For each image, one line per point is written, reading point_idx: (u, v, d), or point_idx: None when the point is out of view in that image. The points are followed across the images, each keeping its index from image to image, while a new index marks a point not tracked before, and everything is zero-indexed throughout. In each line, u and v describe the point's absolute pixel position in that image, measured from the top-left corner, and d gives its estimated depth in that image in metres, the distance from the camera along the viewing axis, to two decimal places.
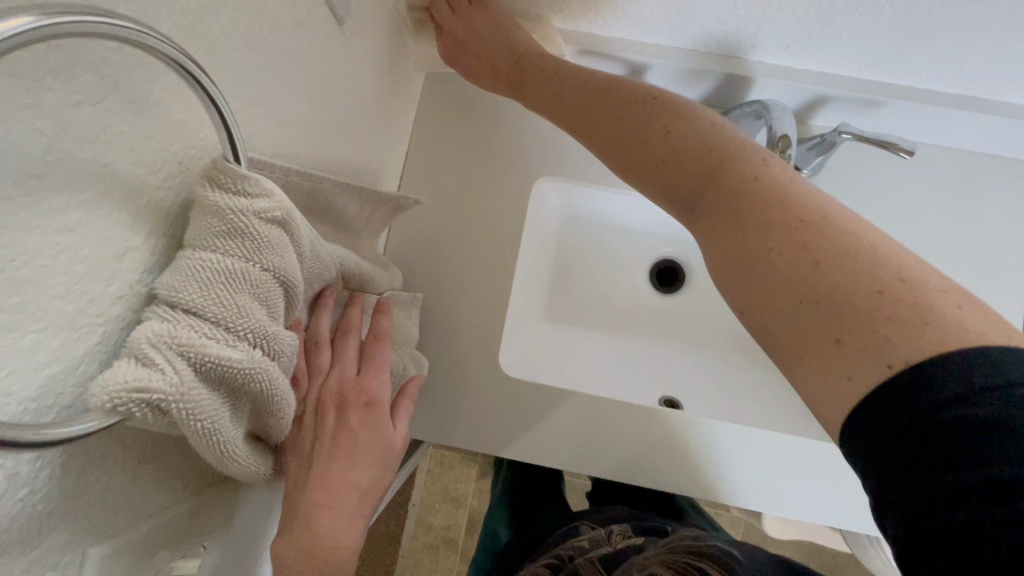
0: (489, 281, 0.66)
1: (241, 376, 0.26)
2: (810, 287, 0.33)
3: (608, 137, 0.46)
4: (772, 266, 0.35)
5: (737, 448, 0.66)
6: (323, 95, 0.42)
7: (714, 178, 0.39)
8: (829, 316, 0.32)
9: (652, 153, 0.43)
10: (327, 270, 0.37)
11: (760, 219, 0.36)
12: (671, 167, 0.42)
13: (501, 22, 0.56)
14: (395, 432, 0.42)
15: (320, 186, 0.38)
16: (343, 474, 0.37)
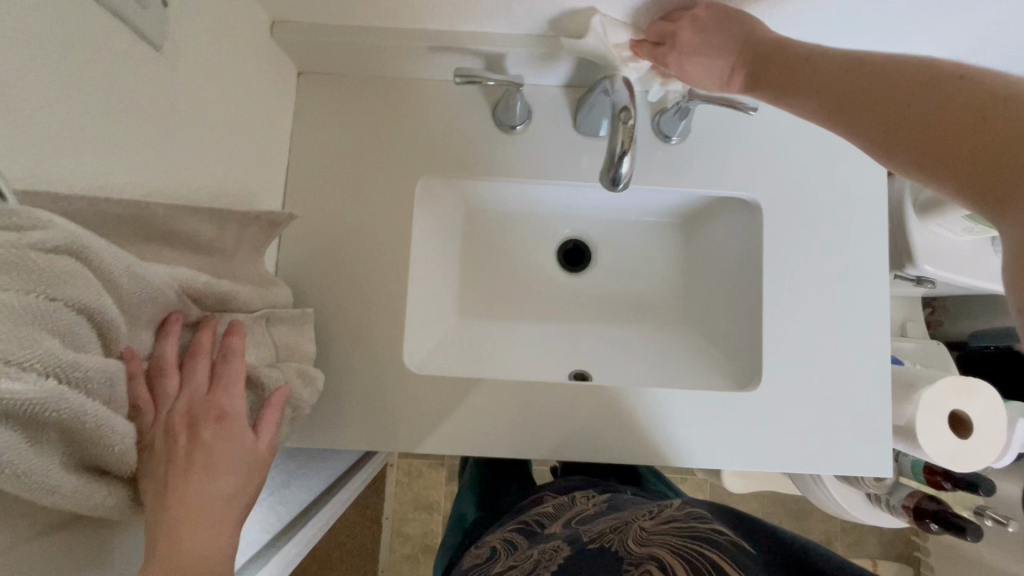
0: (387, 283, 0.68)
1: (34, 406, 0.27)
2: None
3: (872, 117, 0.43)
4: None
5: (666, 408, 0.68)
6: (155, 124, 0.43)
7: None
8: None
9: (944, 131, 0.38)
10: (160, 292, 0.38)
11: None
12: (968, 143, 0.37)
13: (729, 15, 0.52)
14: (257, 441, 0.45)
15: (149, 212, 0.39)
16: (201, 486, 0.39)
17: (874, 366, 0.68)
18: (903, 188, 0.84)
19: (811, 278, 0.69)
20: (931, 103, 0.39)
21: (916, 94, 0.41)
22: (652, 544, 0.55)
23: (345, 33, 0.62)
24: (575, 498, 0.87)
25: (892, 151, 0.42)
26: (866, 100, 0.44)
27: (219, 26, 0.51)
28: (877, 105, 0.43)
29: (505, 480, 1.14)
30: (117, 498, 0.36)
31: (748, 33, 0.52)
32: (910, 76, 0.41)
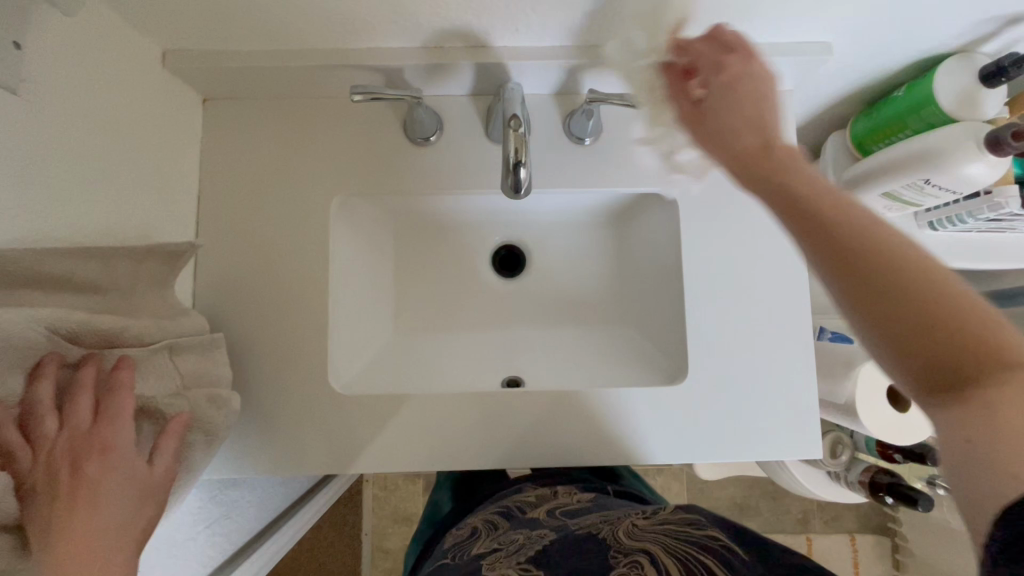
0: (307, 304, 0.67)
1: None
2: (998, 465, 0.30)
3: (804, 220, 0.39)
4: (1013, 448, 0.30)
5: (625, 402, 0.68)
6: (19, 168, 0.42)
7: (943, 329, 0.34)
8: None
9: (859, 273, 0.36)
10: (18, 337, 0.37)
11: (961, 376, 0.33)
12: (890, 297, 0.35)
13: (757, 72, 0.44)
14: (150, 469, 0.46)
15: (6, 259, 0.38)
16: (88, 517, 0.41)
17: (796, 352, 0.69)
18: (827, 168, 0.85)
19: (729, 269, 0.70)
20: (864, 240, 0.36)
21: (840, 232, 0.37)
22: (643, 539, 0.57)
23: (240, 58, 0.61)
24: (557, 491, 0.87)
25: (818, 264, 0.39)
26: (801, 209, 0.39)
27: (94, 63, 0.50)
28: (830, 227, 0.38)
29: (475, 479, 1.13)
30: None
31: (791, 183, 0.40)
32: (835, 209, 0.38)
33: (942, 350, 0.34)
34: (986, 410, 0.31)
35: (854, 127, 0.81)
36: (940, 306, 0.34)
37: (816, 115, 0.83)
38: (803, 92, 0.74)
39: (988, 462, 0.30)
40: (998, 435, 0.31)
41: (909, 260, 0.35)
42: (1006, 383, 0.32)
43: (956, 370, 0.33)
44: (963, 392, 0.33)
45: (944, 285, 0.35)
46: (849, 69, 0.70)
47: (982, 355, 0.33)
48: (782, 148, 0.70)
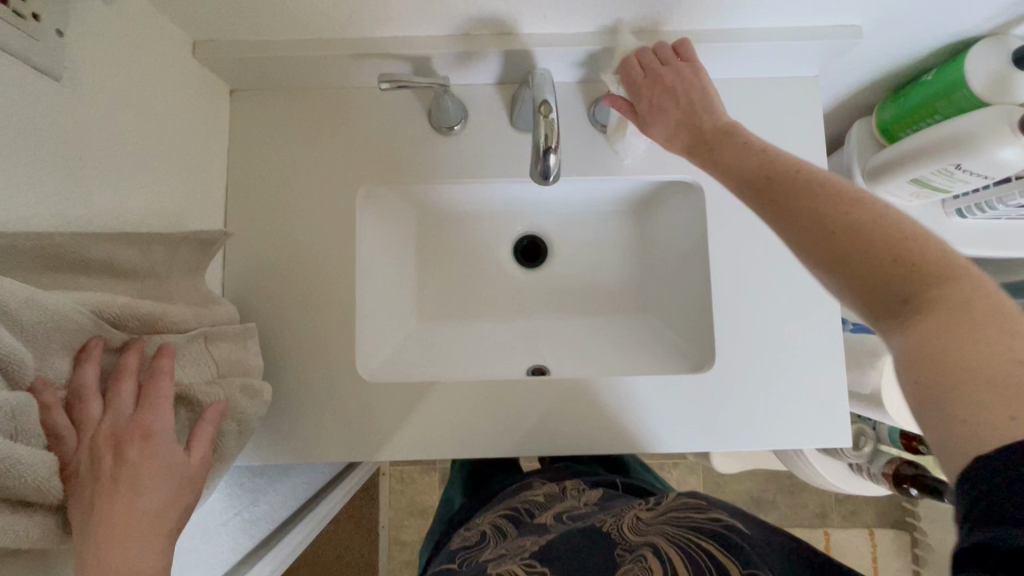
0: (334, 294, 0.67)
1: None
2: (954, 383, 0.33)
3: (761, 186, 0.45)
4: (943, 355, 0.34)
5: (637, 391, 0.68)
6: (63, 155, 0.43)
7: (876, 256, 0.39)
8: (972, 396, 0.32)
9: (802, 219, 0.42)
10: (72, 320, 0.38)
11: (905, 297, 0.37)
12: (829, 237, 0.40)
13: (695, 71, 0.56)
14: (187, 457, 0.46)
15: (56, 244, 0.39)
16: (129, 503, 0.40)
17: (824, 337, 0.69)
18: (851, 156, 0.84)
19: (755, 255, 0.69)
20: (818, 197, 0.42)
21: (807, 189, 0.43)
22: (649, 532, 0.56)
23: (269, 47, 0.62)
24: (565, 489, 0.86)
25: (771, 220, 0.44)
26: (756, 178, 0.46)
27: (128, 52, 0.51)
28: (779, 183, 0.44)
29: (489, 475, 1.13)
30: (40, 526, 0.37)
31: (756, 154, 0.47)
32: (798, 172, 0.44)
33: (879, 286, 0.38)
34: (922, 334, 0.35)
35: (880, 113, 0.80)
36: (861, 250, 0.39)
37: (842, 101, 0.83)
38: (829, 78, 0.73)
39: (941, 397, 0.33)
40: (937, 357, 0.34)
41: (834, 212, 0.41)
42: (933, 302, 0.36)
43: (893, 297, 0.38)
44: (906, 316, 0.37)
45: (868, 224, 0.39)
46: (877, 53, 0.69)
47: (911, 282, 0.37)
48: (810, 133, 0.69)
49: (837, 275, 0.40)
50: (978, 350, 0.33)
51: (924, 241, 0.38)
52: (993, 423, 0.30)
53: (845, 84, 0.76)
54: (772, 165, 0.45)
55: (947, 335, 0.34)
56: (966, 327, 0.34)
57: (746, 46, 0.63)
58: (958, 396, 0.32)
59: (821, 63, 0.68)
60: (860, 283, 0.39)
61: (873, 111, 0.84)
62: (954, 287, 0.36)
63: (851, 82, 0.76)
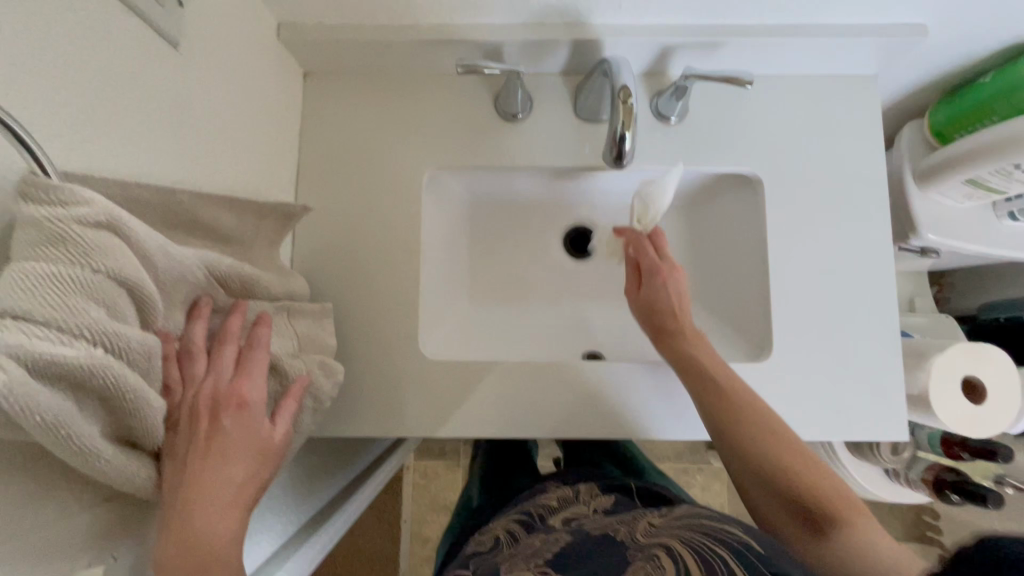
0: (398, 272, 0.69)
1: (81, 372, 0.28)
2: (861, 555, 0.47)
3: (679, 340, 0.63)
4: (839, 553, 0.48)
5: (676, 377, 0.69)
6: (175, 116, 0.45)
7: (767, 466, 0.55)
8: (854, 565, 0.46)
9: (700, 389, 0.60)
10: (189, 272, 0.39)
11: (808, 512, 0.52)
12: (730, 404, 0.58)
13: (663, 278, 0.65)
14: (273, 429, 0.45)
15: (177, 201, 0.40)
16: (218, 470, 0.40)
17: (883, 332, 0.67)
18: (902, 157, 0.85)
19: (814, 248, 0.68)
20: (719, 379, 0.60)
21: (729, 396, 0.58)
22: (661, 535, 0.53)
23: (349, 31, 0.64)
24: (579, 493, 0.79)
25: (690, 379, 0.61)
26: (688, 366, 0.61)
27: (228, 26, 0.53)
28: (714, 387, 0.59)
29: (506, 471, 1.10)
30: (148, 474, 0.37)
31: (694, 336, 0.63)
32: (728, 382, 0.60)
33: (789, 488, 0.53)
34: (810, 487, 0.53)
35: (933, 116, 0.81)
36: (797, 480, 0.53)
37: (895, 102, 0.83)
38: (889, 75, 0.74)
39: (850, 555, 0.47)
40: (842, 544, 0.48)
41: (751, 400, 0.58)
42: (842, 531, 0.49)
43: (811, 521, 0.51)
44: (823, 534, 0.50)
45: (762, 410, 0.58)
46: (940, 53, 0.70)
47: (823, 508, 0.51)
48: (873, 130, 0.69)
49: (727, 432, 0.57)
50: (876, 541, 0.48)
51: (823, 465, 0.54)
52: (880, 566, 0.45)
53: (903, 82, 0.77)
54: (720, 372, 0.60)
55: (852, 547, 0.48)
56: (861, 553, 0.47)
57: (815, 42, 0.64)
58: (868, 554, 0.46)
59: (885, 61, 0.68)
60: (744, 437, 0.56)
61: (925, 114, 0.84)
62: (834, 501, 0.52)
63: (908, 81, 0.77)
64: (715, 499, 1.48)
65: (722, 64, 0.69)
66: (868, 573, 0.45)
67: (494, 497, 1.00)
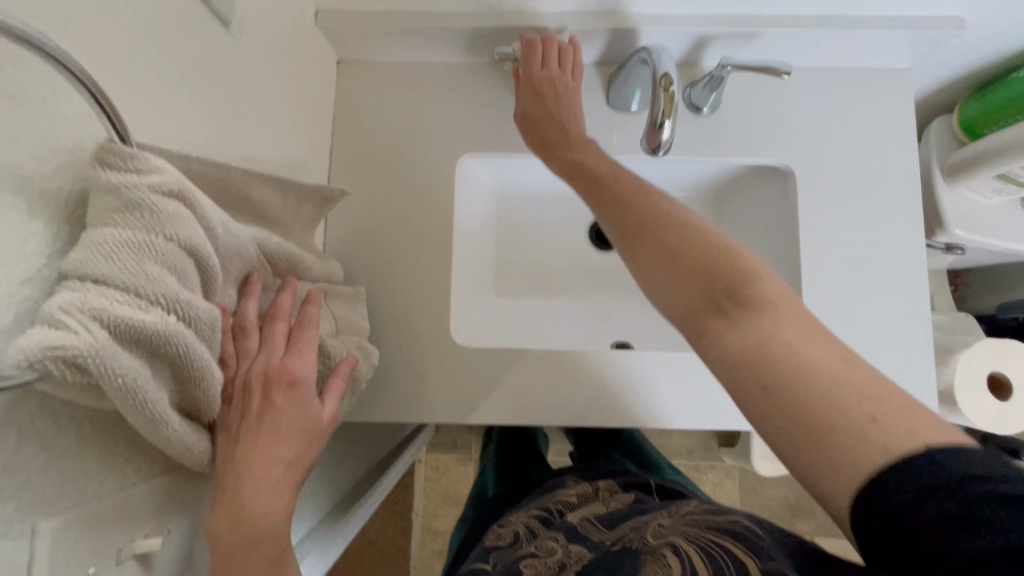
0: (430, 259, 0.69)
1: (157, 337, 0.28)
2: (852, 429, 0.29)
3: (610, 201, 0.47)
4: (837, 449, 0.29)
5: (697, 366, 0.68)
6: (227, 95, 0.45)
7: (747, 303, 0.36)
8: (806, 411, 0.31)
9: (640, 218, 0.44)
10: (244, 247, 0.40)
11: (773, 372, 0.33)
12: (681, 264, 0.39)
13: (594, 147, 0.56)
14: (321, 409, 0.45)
15: (232, 177, 0.41)
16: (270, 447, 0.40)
17: (915, 326, 0.67)
18: (930, 152, 0.85)
19: (845, 241, 0.68)
20: (697, 240, 0.40)
21: (668, 236, 0.41)
22: (670, 534, 0.49)
23: (386, 17, 0.64)
24: (597, 489, 0.71)
25: (633, 246, 0.43)
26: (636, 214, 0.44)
27: (273, 9, 0.53)
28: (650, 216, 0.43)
29: (520, 457, 1.08)
30: (206, 448, 0.38)
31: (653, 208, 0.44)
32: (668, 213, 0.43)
33: (784, 390, 0.32)
34: (757, 334, 0.34)
35: (962, 111, 0.80)
36: (686, 247, 0.40)
37: (924, 98, 0.83)
38: (921, 69, 0.74)
39: (791, 389, 0.31)
40: (800, 371, 0.32)
41: (699, 244, 0.40)
42: (753, 299, 0.36)
43: (715, 297, 0.37)
44: (725, 308, 0.36)
45: (723, 261, 0.38)
46: (974, 47, 0.69)
47: (735, 282, 0.37)
48: (906, 123, 0.69)
49: (663, 282, 0.40)
50: (891, 428, 0.29)
51: (842, 356, 0.32)
52: (863, 425, 0.29)
53: (934, 77, 0.77)
54: (687, 232, 0.41)
55: (764, 334, 0.34)
56: (855, 434, 0.29)
57: (851, 33, 0.64)
58: (842, 404, 0.30)
59: (919, 54, 0.68)
60: (678, 291, 0.39)
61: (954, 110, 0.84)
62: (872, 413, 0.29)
63: (939, 76, 0.77)
64: (727, 497, 1.48)
65: (756, 55, 0.69)
66: (849, 436, 0.29)
67: (507, 483, 0.98)
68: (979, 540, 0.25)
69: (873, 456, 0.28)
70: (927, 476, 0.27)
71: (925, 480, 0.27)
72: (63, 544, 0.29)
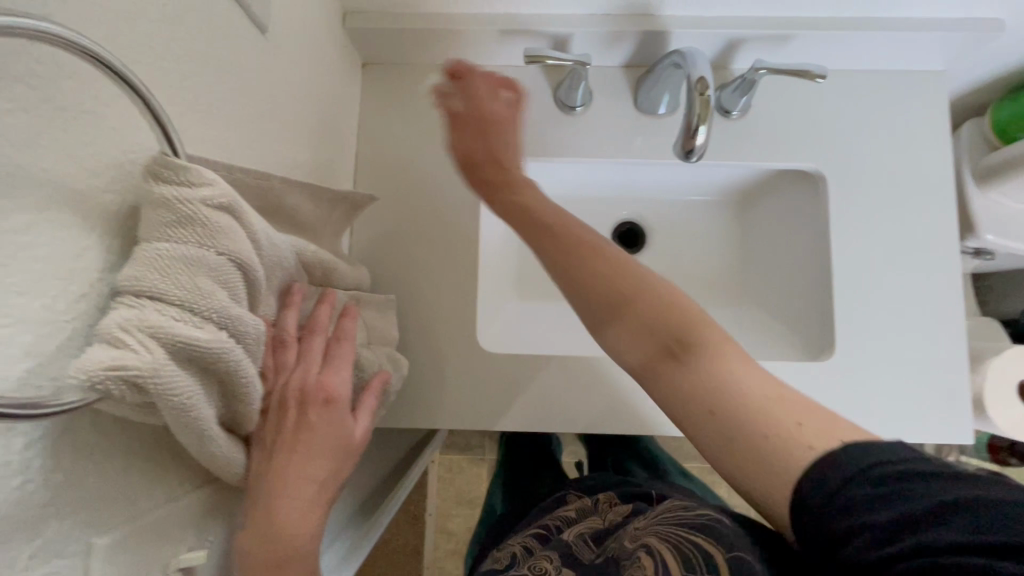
0: (456, 264, 0.69)
1: (209, 354, 0.28)
2: (783, 453, 0.35)
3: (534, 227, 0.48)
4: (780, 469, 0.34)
5: None
6: (263, 101, 0.45)
7: (673, 325, 0.42)
8: (742, 432, 0.37)
9: (580, 262, 0.45)
10: (284, 257, 0.39)
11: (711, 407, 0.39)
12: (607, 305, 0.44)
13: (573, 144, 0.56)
14: (354, 428, 0.45)
15: (272, 185, 0.40)
16: (302, 467, 0.40)
17: (949, 333, 0.66)
18: (961, 156, 0.84)
19: (878, 247, 0.67)
20: (636, 282, 0.44)
21: (608, 280, 0.44)
22: (646, 536, 0.48)
23: (414, 19, 0.64)
24: (597, 502, 0.70)
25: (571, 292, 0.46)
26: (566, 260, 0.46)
27: (305, 12, 0.53)
28: (574, 247, 0.46)
29: (530, 461, 1.08)
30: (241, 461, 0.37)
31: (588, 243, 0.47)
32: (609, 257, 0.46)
33: (733, 420, 0.37)
34: (691, 378, 0.40)
35: (994, 114, 0.79)
36: (657, 297, 0.43)
37: (955, 100, 0.82)
38: (956, 71, 0.72)
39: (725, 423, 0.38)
40: (725, 396, 0.38)
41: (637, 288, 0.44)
42: (701, 346, 0.41)
43: (671, 343, 0.42)
44: (680, 357, 0.41)
45: (653, 292, 0.44)
46: (1011, 49, 0.68)
47: (675, 324, 0.42)
48: (941, 127, 0.68)
49: (613, 328, 0.44)
50: (810, 428, 0.35)
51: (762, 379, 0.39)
52: (797, 441, 0.35)
53: (969, 78, 0.75)
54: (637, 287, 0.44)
55: (712, 379, 0.39)
56: (780, 445, 0.35)
57: (888, 36, 0.63)
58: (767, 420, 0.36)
59: (956, 57, 0.67)
60: (625, 330, 0.44)
61: (986, 112, 0.83)
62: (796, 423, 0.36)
63: (975, 77, 0.75)
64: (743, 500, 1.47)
65: (789, 58, 0.67)
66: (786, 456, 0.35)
67: (515, 496, 0.97)
68: (883, 512, 0.30)
69: (798, 454, 0.34)
70: (843, 466, 0.32)
71: (839, 468, 0.32)
72: (114, 560, 0.29)
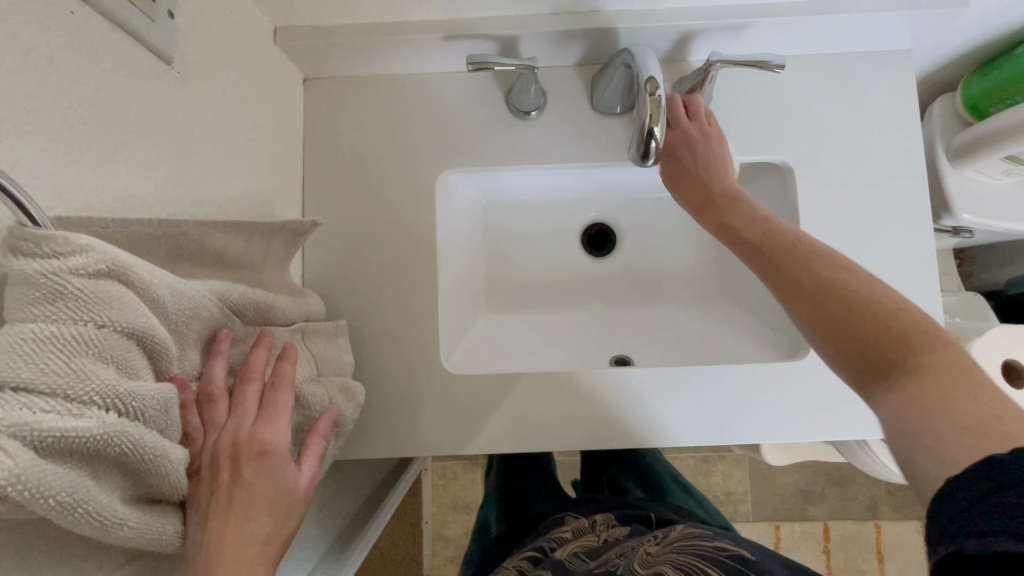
0: (415, 284, 0.66)
1: (94, 442, 0.26)
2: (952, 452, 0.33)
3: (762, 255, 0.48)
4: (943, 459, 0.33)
5: (731, 373, 0.65)
6: (174, 138, 0.42)
7: (917, 354, 0.38)
8: (930, 431, 0.35)
9: (818, 282, 0.44)
10: (201, 309, 0.36)
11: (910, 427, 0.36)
12: (842, 316, 0.42)
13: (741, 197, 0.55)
14: (298, 473, 0.42)
15: (183, 233, 0.37)
16: (240, 526, 0.37)
17: None
18: (933, 134, 0.81)
19: (851, 239, 0.65)
20: (879, 308, 0.41)
21: (852, 301, 0.42)
22: (657, 560, 0.51)
23: (348, 31, 0.60)
24: (595, 523, 0.71)
25: (798, 301, 0.44)
26: (809, 275, 0.44)
27: (223, 33, 0.49)
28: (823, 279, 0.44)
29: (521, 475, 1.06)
30: (174, 529, 0.35)
31: (833, 271, 0.44)
32: (855, 283, 0.43)
33: (924, 425, 0.35)
34: (911, 392, 0.37)
35: (966, 89, 0.76)
36: (861, 315, 0.41)
37: (925, 76, 0.79)
38: (924, 48, 0.69)
39: (923, 423, 0.35)
40: (926, 410, 0.36)
41: (880, 314, 0.40)
42: (922, 368, 0.38)
43: (881, 361, 0.40)
44: (891, 378, 0.39)
45: (902, 320, 0.40)
46: (979, 22, 0.65)
47: (906, 349, 0.39)
48: (908, 109, 0.65)
49: (836, 338, 0.42)
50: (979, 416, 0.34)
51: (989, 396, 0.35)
52: (962, 443, 0.33)
53: (938, 54, 0.72)
54: (879, 308, 0.41)
55: (931, 401, 0.36)
56: (948, 433, 0.34)
57: (849, 18, 0.60)
58: (944, 418, 0.35)
59: (922, 34, 0.64)
60: (854, 339, 0.41)
61: (956, 87, 0.80)
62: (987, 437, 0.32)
63: (943, 53, 0.72)
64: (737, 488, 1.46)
65: (748, 47, 0.64)
66: (959, 446, 0.33)
67: (510, 518, 0.96)
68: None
69: (961, 449, 0.33)
70: (996, 471, 0.30)
71: (996, 472, 0.30)
72: None
